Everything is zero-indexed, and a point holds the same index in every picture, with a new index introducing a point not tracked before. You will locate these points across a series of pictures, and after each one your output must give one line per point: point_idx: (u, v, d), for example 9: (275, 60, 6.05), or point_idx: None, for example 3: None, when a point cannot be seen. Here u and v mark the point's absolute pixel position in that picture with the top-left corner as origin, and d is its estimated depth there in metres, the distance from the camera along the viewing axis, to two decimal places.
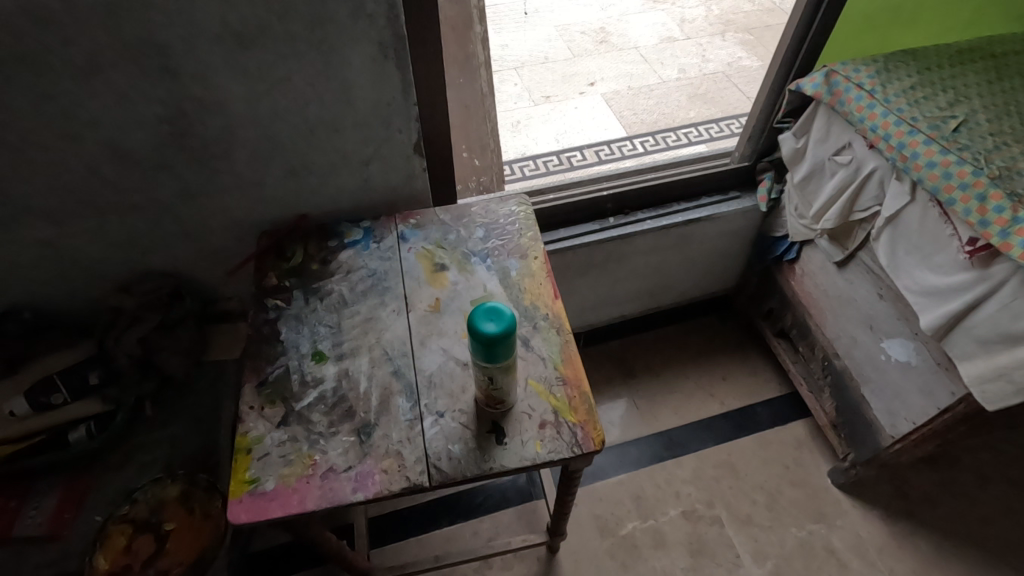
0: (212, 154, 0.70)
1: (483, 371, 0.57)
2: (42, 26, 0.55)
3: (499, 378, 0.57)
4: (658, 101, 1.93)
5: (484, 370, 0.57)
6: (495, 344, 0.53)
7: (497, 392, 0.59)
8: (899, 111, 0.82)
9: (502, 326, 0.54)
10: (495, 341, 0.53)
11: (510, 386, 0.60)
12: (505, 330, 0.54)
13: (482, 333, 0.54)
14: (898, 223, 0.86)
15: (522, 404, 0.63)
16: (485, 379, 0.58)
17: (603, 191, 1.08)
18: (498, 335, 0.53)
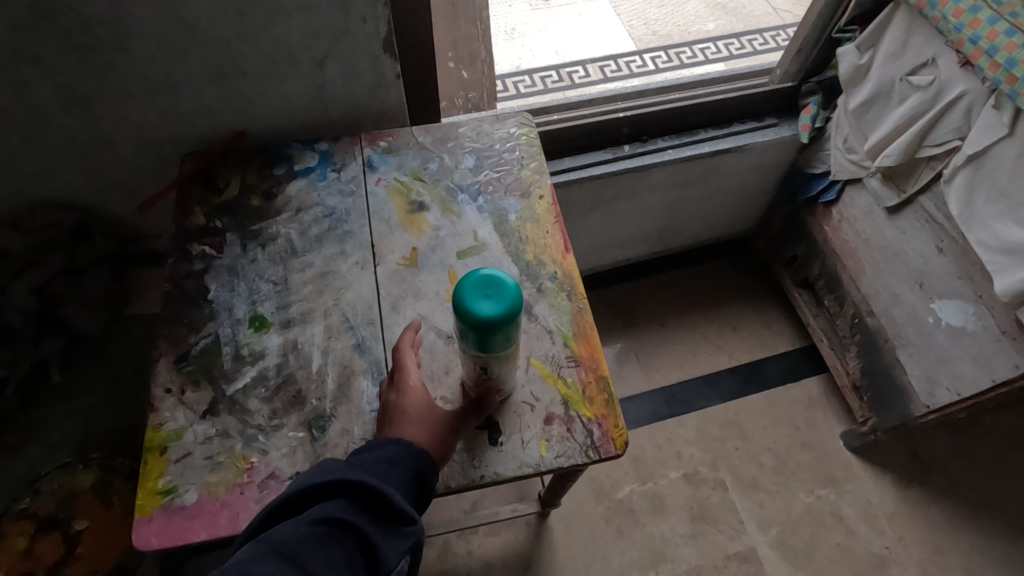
0: (98, 44, 0.51)
1: (473, 358, 0.42)
2: None
3: (494, 368, 0.43)
4: (673, 10, 1.68)
5: (473, 357, 0.42)
6: (492, 330, 0.38)
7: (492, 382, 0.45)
8: (1012, 16, 0.64)
9: (502, 304, 0.38)
10: (494, 324, 0.39)
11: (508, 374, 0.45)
12: (506, 312, 0.38)
13: (476, 311, 0.38)
14: (984, 163, 0.70)
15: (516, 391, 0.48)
16: (476, 367, 0.43)
17: (618, 112, 0.89)
18: (498, 315, 0.38)
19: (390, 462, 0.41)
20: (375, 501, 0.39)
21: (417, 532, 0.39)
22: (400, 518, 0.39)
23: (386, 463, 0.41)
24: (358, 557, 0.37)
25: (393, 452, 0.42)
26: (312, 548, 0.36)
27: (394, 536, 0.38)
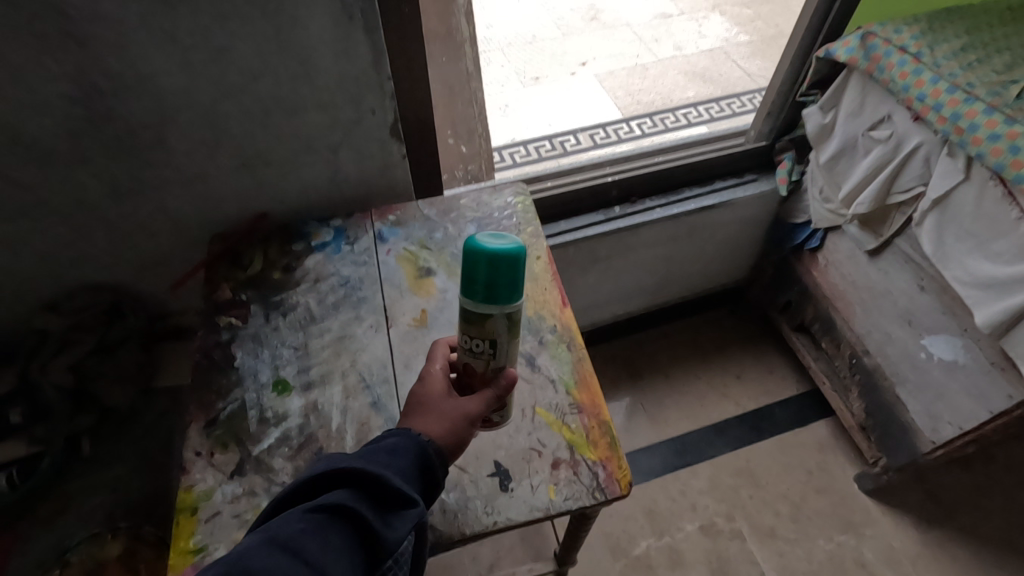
0: (142, 144, 0.58)
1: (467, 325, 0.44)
2: None
3: (495, 338, 0.44)
4: (654, 81, 1.81)
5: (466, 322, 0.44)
6: (496, 264, 0.39)
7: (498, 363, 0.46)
8: (950, 77, 0.71)
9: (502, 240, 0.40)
10: (485, 272, 0.40)
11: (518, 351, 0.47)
12: (496, 263, 0.39)
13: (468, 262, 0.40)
14: (948, 206, 0.75)
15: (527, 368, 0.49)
16: (474, 342, 0.44)
17: (607, 177, 0.96)
18: (487, 267, 0.40)
19: (393, 450, 0.42)
20: (375, 486, 0.39)
21: (419, 513, 0.40)
22: (404, 500, 0.40)
23: (389, 450, 0.42)
24: (361, 540, 0.38)
25: (395, 442, 0.43)
26: (315, 532, 0.36)
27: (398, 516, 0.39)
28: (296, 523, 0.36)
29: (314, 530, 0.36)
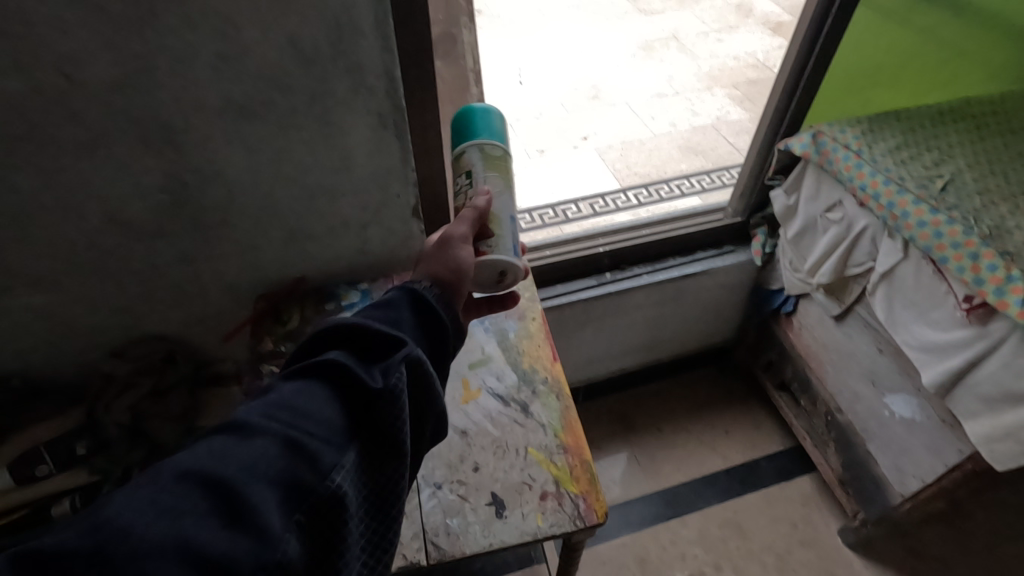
0: (210, 221, 0.71)
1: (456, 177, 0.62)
2: (50, 107, 0.55)
3: (470, 171, 0.60)
4: (650, 154, 1.98)
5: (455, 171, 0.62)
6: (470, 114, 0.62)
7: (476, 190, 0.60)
8: (886, 171, 0.84)
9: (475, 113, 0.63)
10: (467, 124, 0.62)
11: (492, 181, 0.60)
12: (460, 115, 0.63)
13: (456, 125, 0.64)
14: (893, 279, 0.86)
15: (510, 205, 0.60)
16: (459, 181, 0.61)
17: (599, 247, 1.09)
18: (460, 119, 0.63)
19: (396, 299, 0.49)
20: (363, 335, 0.43)
21: (407, 350, 0.43)
22: (392, 344, 0.43)
23: (377, 318, 0.46)
24: (353, 389, 0.40)
25: (384, 308, 0.48)
26: (304, 389, 0.39)
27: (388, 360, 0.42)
28: (282, 386, 0.39)
29: (302, 388, 0.39)
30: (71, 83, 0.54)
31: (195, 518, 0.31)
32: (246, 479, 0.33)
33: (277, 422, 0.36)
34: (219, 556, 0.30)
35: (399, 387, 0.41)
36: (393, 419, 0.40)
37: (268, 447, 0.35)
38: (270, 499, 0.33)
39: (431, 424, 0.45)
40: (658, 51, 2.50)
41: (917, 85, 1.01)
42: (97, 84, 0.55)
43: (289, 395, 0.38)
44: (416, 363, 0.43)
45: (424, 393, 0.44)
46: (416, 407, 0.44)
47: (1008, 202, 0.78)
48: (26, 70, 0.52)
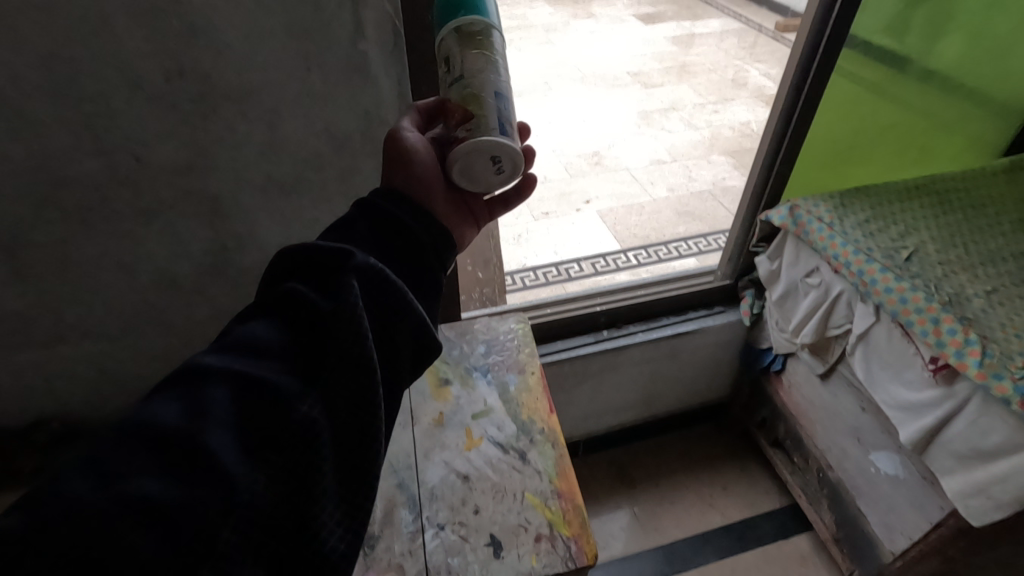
0: (245, 279, 0.80)
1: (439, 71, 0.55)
2: (122, 184, 0.65)
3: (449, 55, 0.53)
4: (649, 217, 2.09)
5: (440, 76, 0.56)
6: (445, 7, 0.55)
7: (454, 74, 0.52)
8: (855, 242, 0.93)
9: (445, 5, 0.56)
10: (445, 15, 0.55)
11: (469, 61, 0.52)
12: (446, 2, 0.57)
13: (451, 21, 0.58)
14: (869, 341, 0.93)
15: (490, 84, 0.51)
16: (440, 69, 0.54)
17: (597, 306, 1.16)
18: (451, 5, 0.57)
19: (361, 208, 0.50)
20: (316, 259, 0.43)
21: (359, 266, 0.43)
22: (341, 262, 0.43)
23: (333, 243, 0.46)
24: (312, 316, 0.41)
25: (343, 230, 0.47)
26: (254, 328, 0.40)
27: (338, 277, 0.42)
28: (231, 333, 0.40)
29: (252, 330, 0.39)
30: (140, 163, 0.65)
31: (142, 467, 0.31)
32: (193, 419, 0.33)
33: (225, 361, 0.37)
34: (170, 499, 0.31)
35: (352, 299, 0.41)
36: (351, 332, 0.40)
37: (216, 387, 0.35)
38: (221, 437, 0.33)
39: (410, 331, 0.44)
40: (658, 121, 2.66)
41: (874, 163, 1.15)
42: (162, 165, 0.66)
43: (241, 338, 0.39)
44: (371, 271, 0.43)
45: (391, 300, 0.43)
46: (386, 318, 0.43)
47: (967, 272, 0.86)
48: (106, 154, 0.63)
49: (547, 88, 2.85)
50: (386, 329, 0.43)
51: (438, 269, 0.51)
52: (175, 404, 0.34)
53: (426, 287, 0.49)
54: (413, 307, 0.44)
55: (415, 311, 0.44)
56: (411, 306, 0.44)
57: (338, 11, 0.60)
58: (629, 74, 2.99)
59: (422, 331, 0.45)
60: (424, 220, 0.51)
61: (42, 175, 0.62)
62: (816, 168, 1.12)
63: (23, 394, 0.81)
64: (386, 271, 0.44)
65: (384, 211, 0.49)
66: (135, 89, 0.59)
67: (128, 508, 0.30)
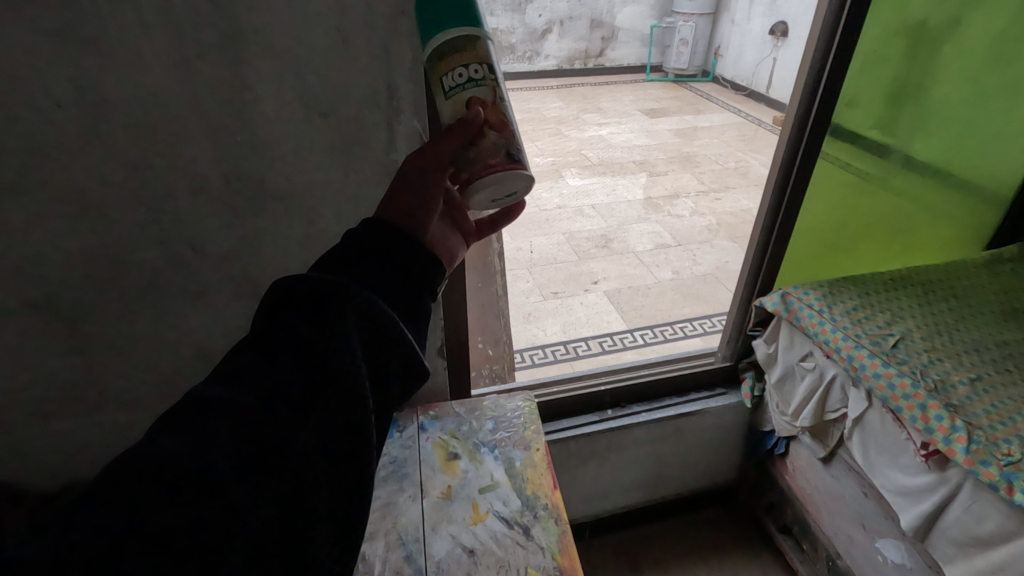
0: None
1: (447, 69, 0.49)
2: (177, 269, 0.74)
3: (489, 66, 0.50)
4: (655, 298, 2.16)
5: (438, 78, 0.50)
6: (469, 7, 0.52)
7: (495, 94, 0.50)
8: (844, 328, 0.98)
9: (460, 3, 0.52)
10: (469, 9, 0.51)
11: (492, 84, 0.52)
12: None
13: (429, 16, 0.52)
14: (864, 425, 0.96)
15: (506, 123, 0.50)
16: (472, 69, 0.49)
17: (601, 385, 1.21)
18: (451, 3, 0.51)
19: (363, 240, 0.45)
20: (310, 286, 0.40)
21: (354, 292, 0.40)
22: (333, 293, 0.40)
23: (328, 267, 0.43)
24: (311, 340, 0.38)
25: (334, 255, 0.44)
26: (249, 362, 0.37)
27: (331, 308, 0.39)
28: (230, 363, 0.37)
29: (246, 364, 0.37)
30: (194, 252, 0.74)
31: (148, 505, 0.29)
32: (197, 459, 0.31)
33: (226, 395, 0.35)
34: (177, 537, 0.29)
35: (346, 332, 0.39)
36: (346, 365, 0.38)
37: (217, 424, 0.33)
38: (225, 477, 0.31)
39: (405, 358, 0.42)
40: (663, 207, 2.80)
41: (858, 253, 1.23)
42: (213, 254, 0.75)
43: (233, 373, 0.36)
44: (365, 303, 0.40)
45: (385, 332, 0.41)
46: (377, 349, 0.41)
47: (952, 359, 0.91)
48: (167, 244, 0.72)
49: (558, 176, 3.04)
50: (378, 359, 0.41)
51: (428, 296, 0.47)
52: (177, 439, 0.32)
53: (419, 316, 0.45)
54: (403, 337, 0.42)
55: (406, 340, 0.42)
56: (403, 335, 0.42)
57: (375, 128, 0.71)
58: (635, 163, 3.18)
59: (413, 361, 0.42)
60: (417, 252, 0.46)
61: (109, 261, 0.71)
62: (805, 260, 1.20)
63: (58, 460, 0.86)
64: (380, 300, 0.41)
65: (375, 241, 0.45)
66: (199, 191, 0.69)
67: (141, 543, 0.28)
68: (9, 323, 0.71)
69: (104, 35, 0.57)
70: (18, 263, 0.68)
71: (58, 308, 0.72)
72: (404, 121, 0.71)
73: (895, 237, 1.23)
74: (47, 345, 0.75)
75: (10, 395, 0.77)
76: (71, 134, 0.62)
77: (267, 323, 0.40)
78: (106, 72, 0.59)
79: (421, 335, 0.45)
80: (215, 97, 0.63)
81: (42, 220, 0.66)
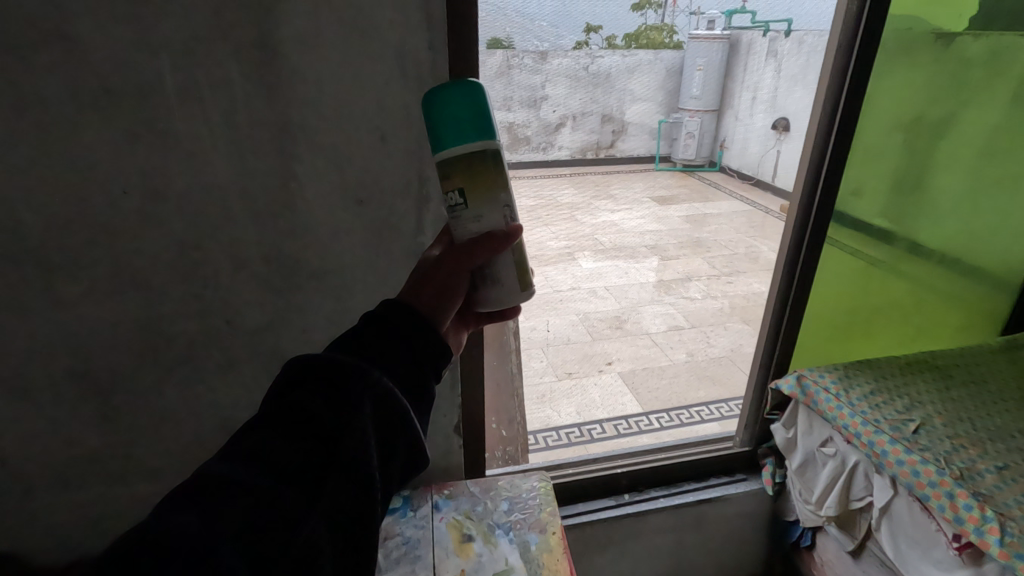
0: None
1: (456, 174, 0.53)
2: (211, 342, 0.78)
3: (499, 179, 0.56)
4: (670, 380, 2.14)
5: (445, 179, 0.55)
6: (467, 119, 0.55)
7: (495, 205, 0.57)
8: (863, 413, 0.98)
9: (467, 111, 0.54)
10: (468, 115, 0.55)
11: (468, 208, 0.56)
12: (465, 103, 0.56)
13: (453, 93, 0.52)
14: (892, 515, 0.93)
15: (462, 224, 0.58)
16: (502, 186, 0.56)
17: (618, 468, 1.19)
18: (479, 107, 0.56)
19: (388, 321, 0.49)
20: (331, 370, 0.40)
21: (373, 380, 0.41)
22: (352, 378, 0.40)
23: (347, 350, 0.43)
24: (324, 424, 0.38)
25: (350, 339, 0.45)
26: (262, 441, 0.36)
27: (351, 393, 0.40)
28: (241, 440, 0.37)
29: (259, 442, 0.36)
30: (228, 325, 0.78)
31: None
32: (208, 542, 0.30)
33: (238, 475, 0.34)
34: None
35: (362, 419, 0.39)
36: (360, 451, 0.38)
37: (230, 508, 0.32)
38: (233, 561, 0.31)
39: (408, 448, 0.42)
40: (676, 290, 2.84)
41: (868, 338, 1.24)
42: (247, 328, 0.79)
43: (246, 453, 0.36)
44: (384, 391, 0.41)
45: (396, 421, 0.41)
46: (387, 436, 0.41)
47: (977, 446, 0.89)
48: (205, 318, 0.76)
49: (571, 258, 3.12)
50: (386, 447, 0.41)
51: (432, 379, 0.47)
52: (187, 517, 0.31)
53: (423, 402, 0.45)
54: (412, 426, 0.42)
55: (414, 429, 0.42)
56: (411, 425, 0.42)
57: (406, 214, 0.77)
58: (646, 247, 3.27)
59: (417, 449, 0.43)
60: (432, 336, 0.48)
61: (150, 333, 0.75)
62: (815, 343, 1.20)
63: (70, 533, 0.86)
64: (396, 390, 0.42)
65: (394, 325, 0.46)
66: (239, 270, 0.74)
67: None
68: (47, 390, 0.75)
69: (174, 130, 0.65)
70: (66, 333, 0.72)
71: (96, 378, 0.76)
72: (433, 208, 0.77)
73: (906, 323, 1.25)
74: (79, 413, 0.77)
75: (35, 464, 0.79)
76: (131, 217, 0.68)
77: (281, 401, 0.39)
78: (172, 166, 0.66)
79: (423, 423, 0.45)
80: (264, 186, 0.70)
81: (93, 293, 0.71)
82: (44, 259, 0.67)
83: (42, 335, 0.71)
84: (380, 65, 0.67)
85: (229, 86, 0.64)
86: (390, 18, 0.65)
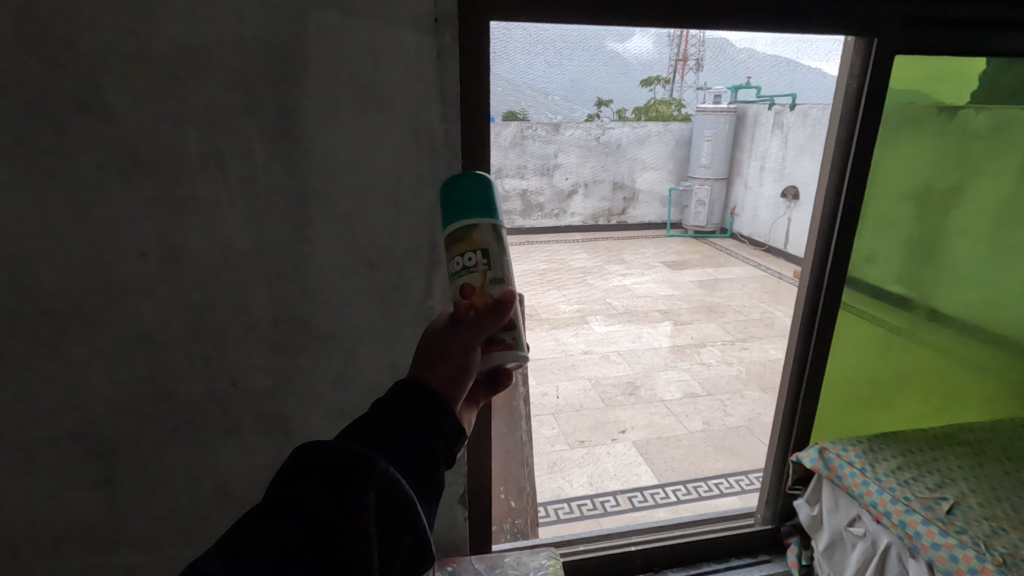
0: None
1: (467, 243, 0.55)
2: (217, 403, 0.77)
3: (486, 249, 0.55)
4: (687, 450, 2.07)
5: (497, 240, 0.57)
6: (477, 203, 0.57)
7: (493, 273, 0.54)
8: (892, 490, 0.93)
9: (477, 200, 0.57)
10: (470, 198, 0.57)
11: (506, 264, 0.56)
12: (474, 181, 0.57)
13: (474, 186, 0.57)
14: None
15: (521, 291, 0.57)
16: (466, 257, 0.55)
17: (631, 545, 1.12)
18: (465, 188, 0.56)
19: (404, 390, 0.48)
20: (334, 459, 0.40)
21: (378, 469, 0.40)
22: (356, 466, 0.39)
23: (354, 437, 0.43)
24: (325, 518, 0.37)
25: (362, 424, 0.44)
26: (260, 536, 0.36)
27: (353, 484, 0.39)
28: (241, 530, 0.36)
29: (261, 533, 0.36)
30: (235, 387, 0.77)
31: None
32: None
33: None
34: None
35: (362, 513, 0.38)
36: (358, 548, 0.38)
37: None
38: None
39: (411, 540, 0.41)
40: (690, 355, 2.80)
41: (888, 411, 1.20)
42: (253, 390, 0.78)
43: (246, 544, 0.36)
44: (388, 482, 0.40)
45: (402, 513, 0.40)
46: (391, 529, 0.40)
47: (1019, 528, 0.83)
48: (211, 380, 0.76)
49: (584, 322, 3.11)
50: (388, 538, 0.40)
51: (442, 463, 0.46)
52: None
53: (432, 488, 0.44)
54: (417, 518, 0.41)
55: (419, 519, 0.41)
56: (418, 516, 0.41)
57: (415, 278, 0.77)
58: (659, 312, 3.26)
59: (424, 541, 0.41)
60: (445, 417, 0.47)
61: (156, 394, 0.75)
62: (835, 415, 1.16)
63: None
64: (401, 477, 0.41)
65: (397, 405, 0.46)
66: (249, 331, 0.75)
67: None
68: (48, 452, 0.73)
69: (194, 196, 0.67)
70: (73, 394, 0.72)
71: (98, 440, 0.74)
72: (442, 271, 0.78)
73: (927, 396, 1.20)
74: (78, 476, 0.75)
75: (28, 530, 0.76)
76: (148, 278, 0.69)
77: (286, 488, 0.39)
78: (191, 230, 0.68)
79: (430, 511, 0.43)
80: (278, 249, 0.72)
81: (103, 353, 0.71)
82: (58, 319, 0.68)
83: (49, 394, 0.71)
84: (394, 135, 0.70)
85: (250, 156, 0.67)
86: (406, 93, 0.69)
